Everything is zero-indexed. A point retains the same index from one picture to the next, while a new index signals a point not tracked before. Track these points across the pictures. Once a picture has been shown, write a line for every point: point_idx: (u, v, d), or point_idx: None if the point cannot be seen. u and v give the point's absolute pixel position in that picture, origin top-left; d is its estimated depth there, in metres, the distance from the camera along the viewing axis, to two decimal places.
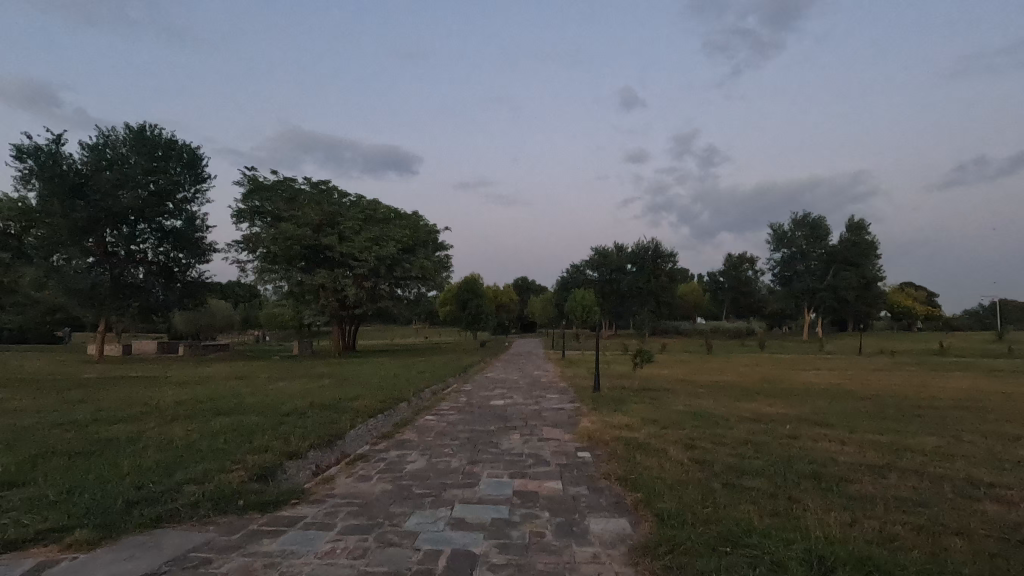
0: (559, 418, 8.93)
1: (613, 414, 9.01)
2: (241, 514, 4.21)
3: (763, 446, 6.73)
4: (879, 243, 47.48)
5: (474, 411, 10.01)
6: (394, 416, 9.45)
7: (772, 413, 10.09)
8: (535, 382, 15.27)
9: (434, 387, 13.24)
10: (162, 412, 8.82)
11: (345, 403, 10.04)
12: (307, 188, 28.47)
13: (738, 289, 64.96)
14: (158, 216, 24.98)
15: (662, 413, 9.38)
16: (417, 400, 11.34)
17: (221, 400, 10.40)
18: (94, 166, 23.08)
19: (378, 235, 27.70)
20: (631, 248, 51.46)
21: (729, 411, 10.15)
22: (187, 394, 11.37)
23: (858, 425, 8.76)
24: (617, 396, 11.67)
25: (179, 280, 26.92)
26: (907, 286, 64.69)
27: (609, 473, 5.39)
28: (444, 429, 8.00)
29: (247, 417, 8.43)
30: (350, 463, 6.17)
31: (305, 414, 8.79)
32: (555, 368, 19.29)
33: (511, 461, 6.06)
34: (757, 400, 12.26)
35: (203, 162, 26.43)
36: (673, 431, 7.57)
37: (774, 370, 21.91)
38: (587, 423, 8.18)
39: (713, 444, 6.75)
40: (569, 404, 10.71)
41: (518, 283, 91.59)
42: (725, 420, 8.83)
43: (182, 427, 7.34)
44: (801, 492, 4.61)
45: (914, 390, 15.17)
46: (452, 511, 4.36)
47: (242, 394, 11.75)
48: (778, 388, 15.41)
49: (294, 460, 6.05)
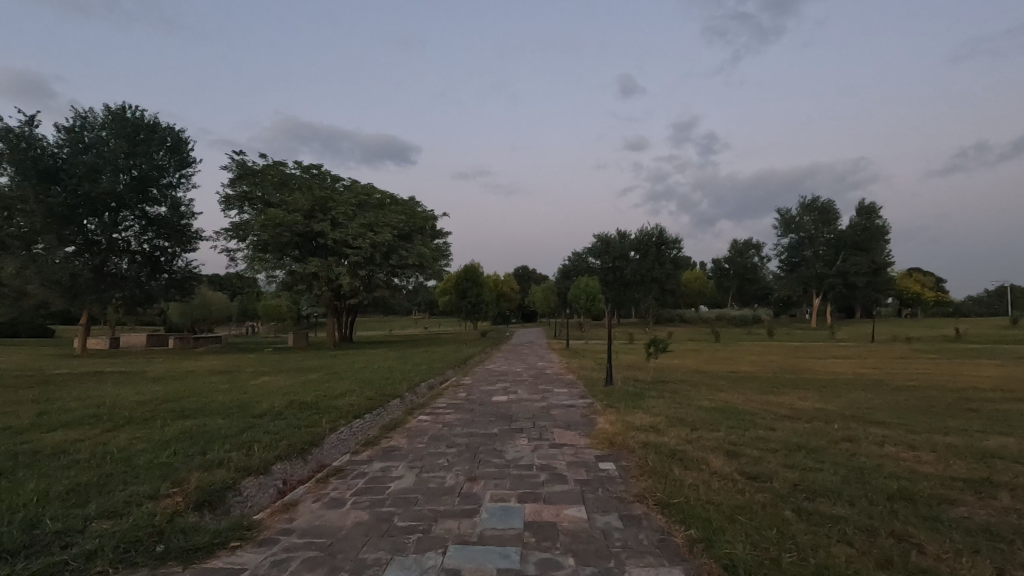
0: (572, 418, 7.78)
1: (633, 413, 7.85)
2: (154, 567, 3.10)
3: (821, 452, 5.62)
4: (890, 228, 46.28)
5: (474, 409, 8.87)
6: (383, 417, 8.32)
7: (811, 408, 8.95)
8: (540, 375, 14.11)
9: (430, 382, 12.12)
10: (118, 414, 7.72)
11: (328, 402, 8.95)
12: (297, 172, 27.19)
13: (744, 276, 63.74)
14: (141, 202, 23.80)
15: (688, 410, 8.22)
16: (410, 396, 10.24)
17: (190, 399, 9.29)
18: (71, 149, 21.92)
19: (373, 220, 26.39)
20: (634, 234, 50.31)
21: (761, 406, 9.02)
22: (157, 392, 10.28)
23: (916, 423, 7.60)
24: (632, 390, 10.54)
25: (166, 271, 25.78)
26: (915, 272, 63.80)
27: (644, 495, 4.27)
28: (439, 433, 6.88)
29: (211, 420, 7.31)
30: (322, 480, 5.04)
31: (281, 416, 7.73)
32: (560, 359, 18.14)
33: (520, 476, 4.92)
34: (787, 393, 11.12)
35: (188, 145, 25.29)
36: (707, 433, 6.45)
37: (791, 359, 20.84)
38: (605, 424, 7.05)
39: (761, 451, 5.63)
40: (581, 400, 9.58)
41: (518, 271, 90.58)
42: (762, 418, 7.71)
43: (129, 434, 6.24)
44: (906, 528, 3.49)
45: (949, 379, 14.08)
46: (443, 560, 3.22)
47: (218, 391, 10.61)
48: (803, 379, 14.29)
49: (252, 478, 4.97)
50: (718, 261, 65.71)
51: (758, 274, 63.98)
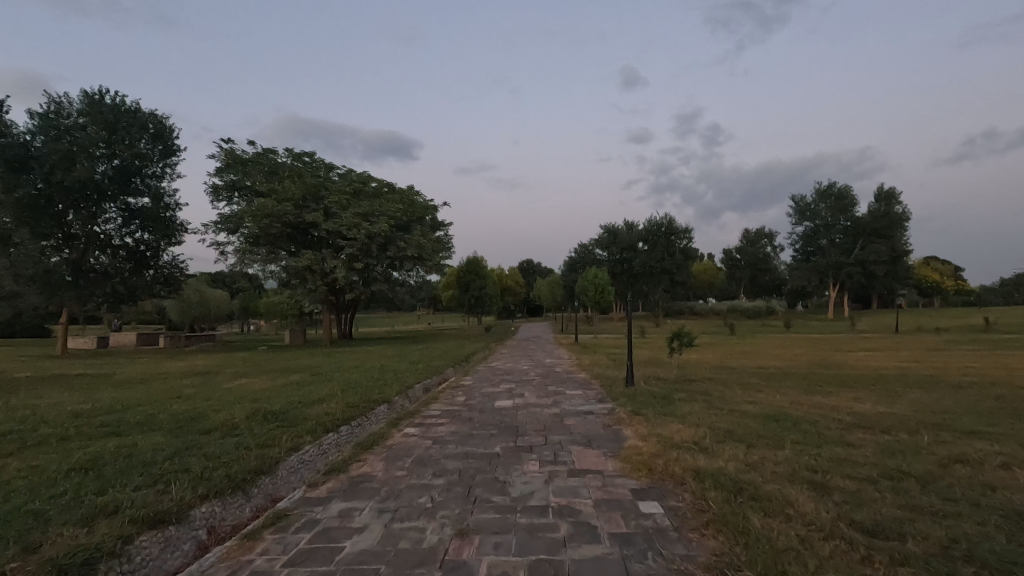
0: (592, 431, 6.31)
1: (667, 425, 6.32)
2: None
3: (942, 484, 4.12)
4: (910, 214, 44.47)
5: (473, 418, 7.42)
6: (362, 429, 6.88)
7: (877, 414, 7.46)
8: (549, 373, 12.69)
9: (425, 384, 10.62)
10: (35, 431, 6.27)
11: (300, 411, 7.53)
12: (288, 160, 25.75)
13: (756, 266, 61.99)
14: (123, 193, 22.48)
15: (732, 419, 6.72)
16: (400, 402, 8.79)
17: (137, 409, 7.84)
18: (44, 136, 20.51)
19: (368, 209, 24.94)
20: (642, 225, 48.66)
21: (818, 411, 7.51)
22: (104, 400, 8.85)
23: (1021, 434, 6.07)
24: (657, 392, 9.02)
25: (151, 266, 24.39)
26: (934, 260, 61.62)
27: (722, 569, 2.80)
28: (428, 454, 5.44)
29: (145, 439, 5.90)
30: (251, 534, 3.56)
31: (234, 432, 6.27)
32: (570, 356, 16.67)
33: (530, 530, 3.45)
34: (835, 393, 9.63)
35: (173, 133, 23.94)
36: (772, 454, 4.96)
37: (820, 353, 19.23)
38: (636, 440, 5.61)
39: (858, 484, 4.12)
40: (599, 405, 8.09)
41: (524, 266, 88.61)
42: (830, 430, 6.23)
43: (20, 463, 4.81)
44: None
45: (1010, 374, 12.49)
46: None
47: (178, 398, 9.17)
48: (844, 375, 12.71)
49: (156, 534, 3.53)
50: (730, 251, 63.98)
51: (771, 264, 62.15)
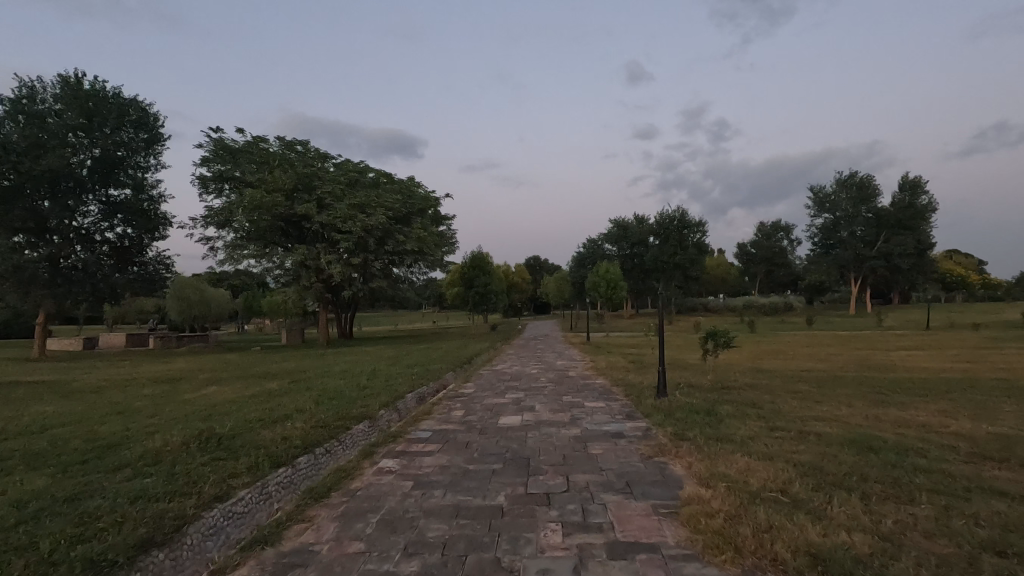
0: (628, 468, 4.66)
1: (731, 458, 4.69)
2: None
3: None
4: (935, 205, 42.59)
5: (471, 443, 5.82)
6: (327, 463, 5.27)
7: (989, 436, 5.78)
8: (564, 378, 11.06)
9: (418, 395, 9.02)
10: None
11: (252, 435, 5.93)
12: (279, 149, 24.20)
13: (771, 260, 60.20)
14: (102, 184, 21.00)
15: (813, 448, 5.07)
16: (385, 419, 7.17)
17: (53, 432, 6.27)
18: (15, 123, 19.16)
19: (364, 200, 23.38)
20: (654, 218, 46.71)
21: (913, 435, 5.81)
22: (25, 417, 7.32)
23: None
24: (698, 406, 7.34)
25: (136, 261, 23.02)
26: (956, 254, 59.43)
27: None
28: (402, 511, 3.79)
29: (18, 483, 4.28)
30: None
31: (150, 469, 4.69)
32: (585, 357, 15.07)
33: None
34: (911, 404, 7.95)
35: (157, 121, 22.45)
36: (915, 518, 3.29)
37: (857, 353, 17.49)
38: (698, 487, 3.99)
39: None
40: (630, 424, 6.43)
41: (530, 262, 86.46)
42: (952, 465, 4.57)
43: None
44: None
45: None
46: None
47: (116, 413, 7.60)
48: (904, 380, 10.95)
49: None
50: (744, 245, 62.19)
51: (786, 258, 60.19)
